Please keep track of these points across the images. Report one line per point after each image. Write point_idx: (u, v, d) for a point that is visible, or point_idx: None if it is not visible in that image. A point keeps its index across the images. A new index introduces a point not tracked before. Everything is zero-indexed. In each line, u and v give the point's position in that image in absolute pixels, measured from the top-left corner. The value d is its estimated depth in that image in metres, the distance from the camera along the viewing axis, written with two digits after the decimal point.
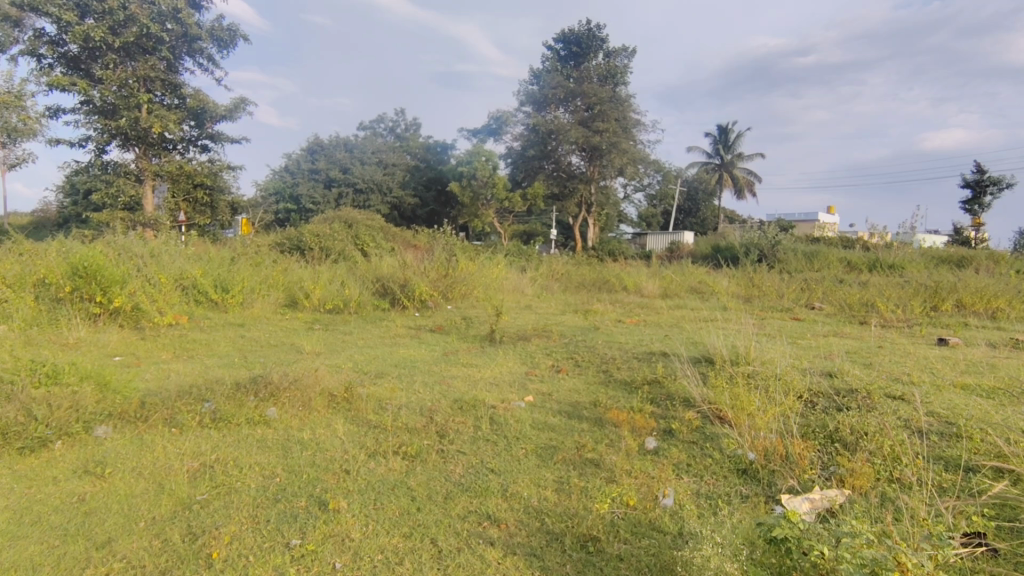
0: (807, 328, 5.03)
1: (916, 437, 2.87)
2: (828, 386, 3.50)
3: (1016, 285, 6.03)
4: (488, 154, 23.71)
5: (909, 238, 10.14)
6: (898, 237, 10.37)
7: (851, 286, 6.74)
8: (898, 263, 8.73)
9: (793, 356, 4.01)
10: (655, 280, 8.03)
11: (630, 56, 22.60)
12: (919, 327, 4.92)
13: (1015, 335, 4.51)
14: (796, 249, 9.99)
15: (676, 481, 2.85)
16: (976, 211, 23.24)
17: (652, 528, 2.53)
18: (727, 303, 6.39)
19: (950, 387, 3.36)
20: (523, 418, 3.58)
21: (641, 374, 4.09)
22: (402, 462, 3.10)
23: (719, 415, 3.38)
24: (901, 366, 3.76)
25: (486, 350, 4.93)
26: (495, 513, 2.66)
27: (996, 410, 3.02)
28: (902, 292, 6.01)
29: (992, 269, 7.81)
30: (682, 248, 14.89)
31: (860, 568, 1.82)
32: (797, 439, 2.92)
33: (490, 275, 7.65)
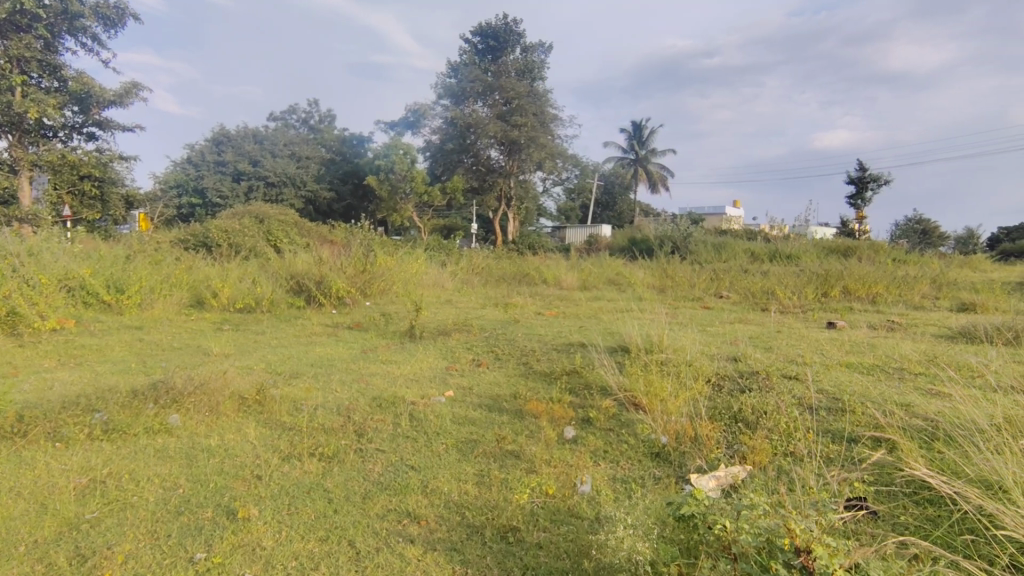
0: (715, 316, 5.32)
1: (808, 413, 3.11)
2: (733, 369, 3.71)
3: (892, 271, 6.66)
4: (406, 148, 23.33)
5: (803, 230, 10.95)
6: (794, 229, 11.19)
7: (754, 275, 7.21)
8: (794, 254, 9.42)
9: (702, 342, 4.23)
10: (574, 272, 8.21)
11: (547, 51, 22.90)
12: (812, 312, 5.34)
13: (891, 317, 5.00)
14: (704, 241, 10.54)
15: (593, 468, 2.94)
16: (861, 204, 25.54)
17: (570, 514, 2.60)
18: (642, 294, 6.64)
19: (836, 366, 3.68)
20: (443, 413, 3.57)
21: (560, 364, 4.18)
22: (318, 464, 3.00)
23: (633, 402, 3.51)
24: (796, 348, 4.06)
25: (405, 346, 4.86)
26: (415, 510, 2.63)
27: (875, 386, 3.33)
28: (797, 281, 6.49)
29: (873, 257, 8.59)
30: (600, 241, 15.31)
31: (756, 537, 1.96)
32: (704, 421, 3.08)
33: (410, 270, 7.54)
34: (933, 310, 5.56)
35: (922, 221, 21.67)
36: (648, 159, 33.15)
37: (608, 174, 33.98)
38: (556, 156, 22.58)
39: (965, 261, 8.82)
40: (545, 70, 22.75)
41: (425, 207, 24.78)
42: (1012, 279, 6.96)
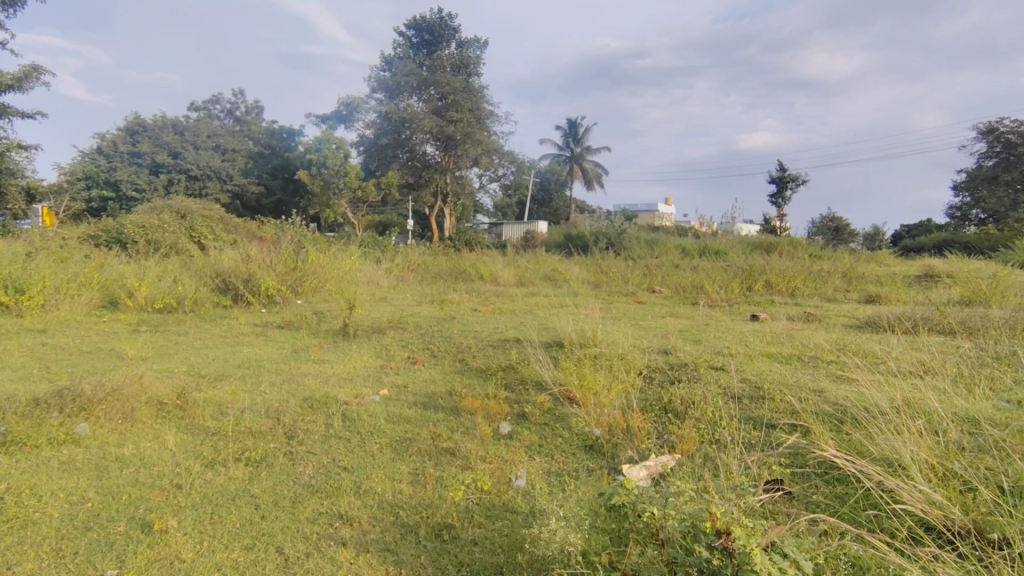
0: (647, 310, 5.49)
1: (732, 402, 3.25)
2: (663, 362, 3.83)
3: (809, 266, 7.07)
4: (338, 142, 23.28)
5: (729, 227, 11.45)
6: (721, 226, 11.69)
7: (684, 271, 7.47)
8: (721, 249, 9.87)
9: (634, 336, 4.34)
10: (510, 269, 8.24)
11: (483, 47, 22.78)
12: (737, 306, 5.59)
13: (807, 309, 5.31)
14: (637, 237, 10.84)
15: (528, 462, 2.96)
16: (782, 202, 27.04)
17: (505, 509, 2.61)
18: (577, 290, 6.76)
19: (759, 356, 3.86)
20: (377, 412, 3.51)
21: (496, 361, 4.19)
22: (244, 469, 2.88)
23: (568, 396, 3.56)
24: (723, 341, 4.24)
25: (338, 345, 4.73)
26: (347, 512, 2.57)
27: (793, 374, 3.53)
28: (724, 276, 6.78)
29: (793, 253, 9.09)
30: (537, 238, 15.46)
31: (682, 523, 2.03)
32: (636, 413, 3.16)
33: (344, 267, 7.35)
34: (844, 302, 5.95)
35: (835, 219, 23.19)
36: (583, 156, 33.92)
37: (544, 171, 34.32)
38: (493, 153, 22.61)
39: (872, 256, 9.50)
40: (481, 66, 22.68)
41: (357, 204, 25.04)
42: (912, 272, 7.56)
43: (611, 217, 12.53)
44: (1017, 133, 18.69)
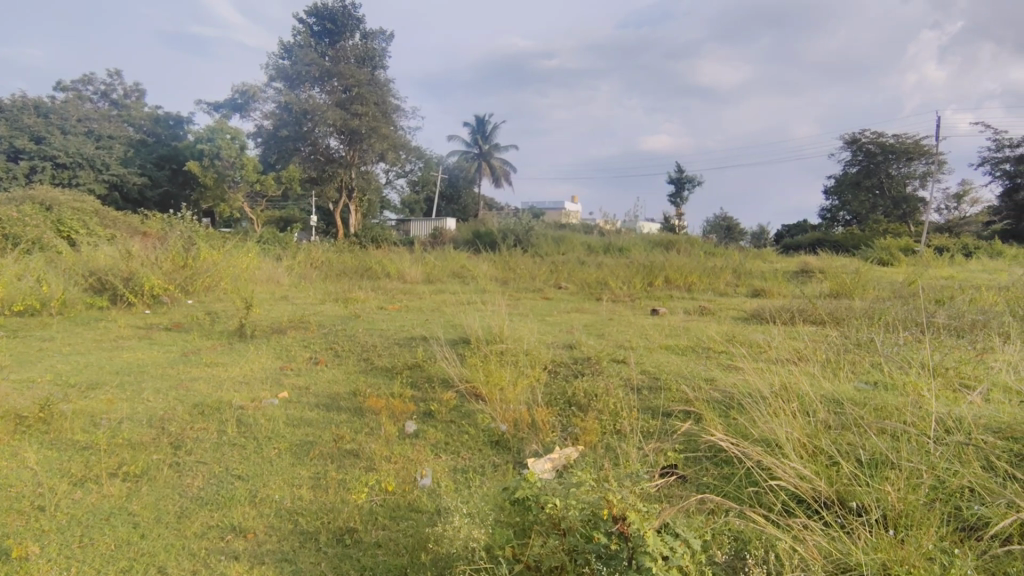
0: (553, 306, 5.62)
1: (631, 392, 3.39)
2: (567, 356, 3.93)
3: (702, 263, 7.54)
4: (233, 132, 21.91)
5: (631, 224, 11.97)
6: (623, 224, 12.19)
7: (588, 267, 7.73)
8: (624, 247, 10.32)
9: (540, 332, 4.43)
10: (417, 265, 8.14)
11: (389, 40, 22.25)
12: (638, 301, 5.86)
13: (701, 303, 5.66)
14: (544, 234, 11.08)
15: (434, 460, 2.94)
16: (679, 202, 28.68)
17: (410, 509, 2.57)
18: (485, 287, 6.80)
19: (656, 348, 4.07)
20: (275, 416, 3.34)
21: (402, 359, 4.12)
22: (122, 485, 2.64)
23: (474, 393, 3.56)
24: (624, 334, 4.43)
25: (233, 347, 4.46)
26: (241, 523, 2.43)
27: (687, 364, 3.74)
28: (626, 272, 7.09)
29: (689, 250, 9.67)
30: (445, 235, 15.36)
31: (582, 512, 2.09)
32: (540, 407, 3.21)
33: (240, 265, 6.93)
34: (733, 296, 6.40)
35: (726, 219, 24.90)
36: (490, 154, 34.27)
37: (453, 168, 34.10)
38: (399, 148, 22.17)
39: (756, 253, 10.31)
40: (387, 59, 22.11)
41: (257, 198, 23.80)
42: (791, 268, 8.27)
43: (519, 214, 12.70)
44: (876, 144, 20.92)
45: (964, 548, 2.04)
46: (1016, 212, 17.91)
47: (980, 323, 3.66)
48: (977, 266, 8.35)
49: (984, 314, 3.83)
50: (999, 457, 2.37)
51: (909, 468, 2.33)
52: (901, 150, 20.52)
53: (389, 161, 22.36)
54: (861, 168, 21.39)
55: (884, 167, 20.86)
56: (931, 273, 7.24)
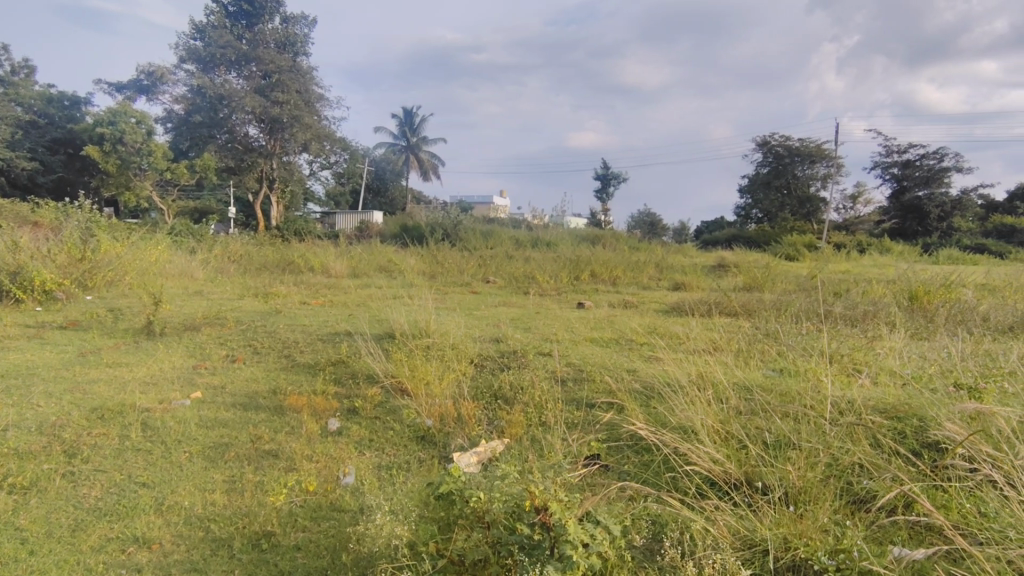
0: (481, 300, 5.63)
1: (557, 383, 3.43)
2: (494, 350, 3.93)
3: (626, 257, 7.77)
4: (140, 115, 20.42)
5: (559, 220, 12.16)
6: (551, 218, 12.35)
7: (517, 261, 7.80)
8: (551, 241, 10.50)
9: (467, 326, 4.42)
10: (343, 259, 7.92)
11: (312, 24, 21.39)
12: (565, 295, 5.98)
13: (625, 297, 5.85)
14: (473, 228, 11.06)
15: (358, 458, 2.87)
16: (606, 198, 29.44)
17: (332, 509, 2.49)
18: (413, 281, 6.72)
19: (582, 340, 4.15)
20: (186, 418, 3.16)
21: (325, 355, 4.00)
22: (6, 499, 2.41)
23: (400, 389, 3.51)
24: (551, 327, 4.50)
25: (139, 345, 4.18)
26: (145, 533, 2.28)
27: (611, 355, 3.85)
28: (554, 266, 7.20)
29: (615, 245, 9.95)
30: (372, 228, 15.00)
31: (507, 504, 2.10)
32: (467, 401, 3.20)
33: (147, 258, 6.50)
34: (655, 290, 6.65)
35: (651, 215, 25.77)
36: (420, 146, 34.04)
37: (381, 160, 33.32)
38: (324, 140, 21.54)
39: (677, 248, 10.75)
40: (309, 44, 21.23)
41: (169, 187, 22.35)
42: (709, 262, 8.67)
43: (447, 208, 12.60)
44: (783, 146, 22.16)
45: (855, 520, 2.22)
46: (902, 212, 19.59)
47: (871, 313, 3.99)
48: (868, 261, 9.08)
49: (874, 305, 4.18)
50: (886, 435, 2.59)
51: (809, 448, 2.50)
52: (805, 153, 21.83)
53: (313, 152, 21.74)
54: (771, 169, 22.70)
55: (792, 168, 22.23)
56: (832, 268, 7.81)
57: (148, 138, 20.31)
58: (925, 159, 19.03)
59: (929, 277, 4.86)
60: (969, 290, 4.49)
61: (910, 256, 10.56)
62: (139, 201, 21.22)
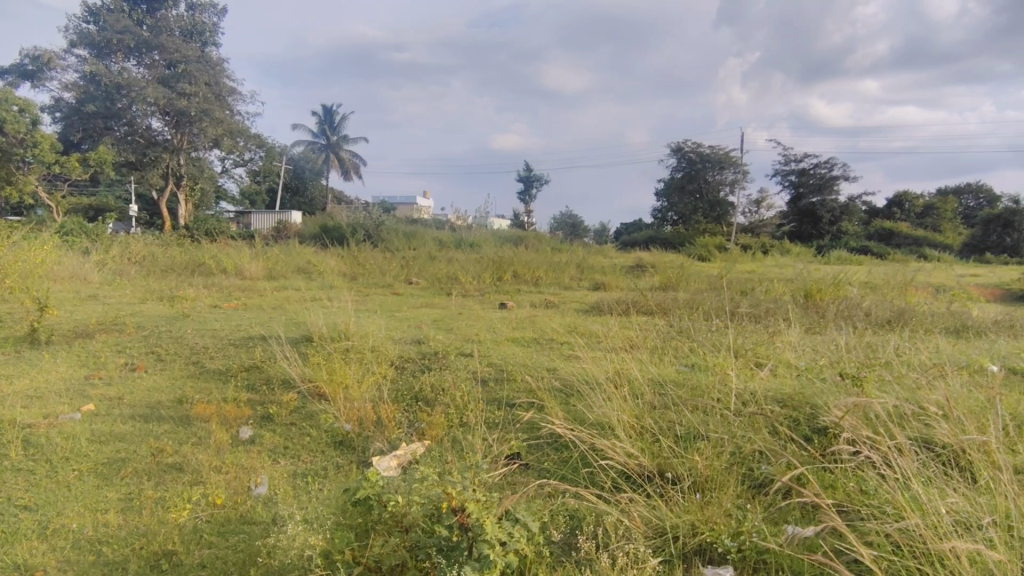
0: (403, 301, 5.56)
1: (478, 382, 3.42)
2: (415, 352, 3.88)
3: (547, 258, 7.91)
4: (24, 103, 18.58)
5: (483, 220, 12.22)
6: (474, 219, 12.36)
7: (439, 262, 7.77)
8: (474, 242, 10.54)
9: (388, 328, 4.36)
10: (258, 261, 7.59)
11: (222, 13, 20.25)
12: (488, 296, 6.02)
13: (546, 297, 5.97)
14: (396, 229, 10.92)
15: (271, 467, 2.75)
16: (529, 199, 29.91)
17: (242, 522, 2.37)
18: (334, 282, 6.55)
19: (504, 340, 4.18)
20: (77, 432, 2.92)
21: (237, 361, 3.81)
22: None
23: (318, 393, 3.40)
24: (473, 328, 4.51)
25: (21, 356, 3.82)
26: (26, 561, 2.09)
27: (533, 353, 3.90)
28: (477, 267, 7.24)
29: (537, 246, 10.14)
30: (289, 228, 14.46)
31: (425, 506, 2.08)
32: (386, 404, 3.15)
33: (33, 261, 5.95)
34: (576, 290, 6.82)
35: (572, 216, 26.34)
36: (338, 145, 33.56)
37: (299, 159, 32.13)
38: (234, 134, 20.37)
39: (598, 249, 11.08)
40: (218, 33, 20.02)
41: (60, 182, 20.51)
42: (627, 262, 9.00)
43: (369, 208, 12.36)
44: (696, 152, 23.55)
45: (755, 503, 2.37)
46: (799, 216, 21.10)
47: (771, 310, 4.29)
48: (770, 261, 9.74)
49: (775, 302, 4.50)
50: (782, 423, 2.77)
51: (715, 438, 2.64)
52: (715, 159, 23.15)
53: (222, 148, 20.62)
54: (685, 173, 23.78)
55: (703, 172, 23.38)
56: (739, 268, 8.33)
57: (33, 128, 18.51)
58: (818, 166, 20.68)
59: (821, 277, 5.28)
60: (854, 288, 4.93)
61: (805, 257, 11.43)
62: (25, 197, 19.32)
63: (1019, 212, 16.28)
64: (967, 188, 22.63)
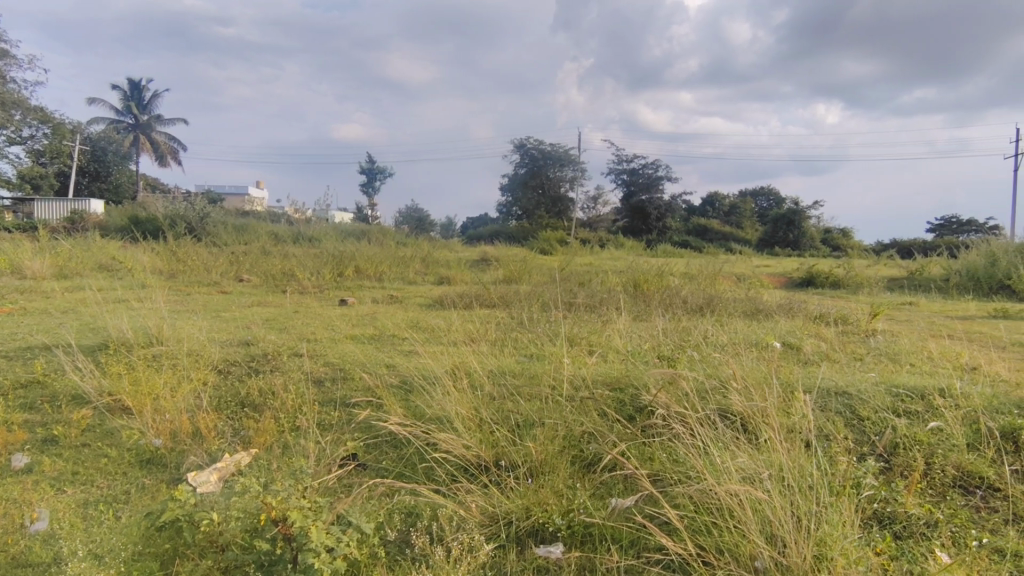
0: (230, 300, 5.09)
1: (313, 384, 3.22)
2: (243, 354, 3.56)
3: (392, 253, 7.77)
4: None
5: (323, 213, 11.66)
6: (314, 213, 11.71)
7: (274, 257, 7.25)
8: (314, 237, 10.04)
9: (211, 330, 3.96)
10: (44, 257, 6.46)
11: None
12: (326, 292, 5.75)
13: (389, 292, 5.84)
14: (224, 222, 9.99)
15: (55, 497, 2.33)
16: (373, 193, 29.13)
17: (14, 566, 1.93)
18: (145, 280, 5.82)
19: (343, 338, 4.00)
20: None
21: (10, 376, 3.21)
22: None
23: (120, 407, 2.98)
24: (310, 326, 4.27)
25: None
26: None
27: (373, 350, 3.78)
28: (315, 263, 6.88)
29: (382, 240, 9.92)
30: (86, 220, 12.55)
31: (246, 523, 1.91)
32: (205, 414, 2.85)
33: None
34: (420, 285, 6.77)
35: (417, 208, 25.96)
36: (149, 126, 30.27)
37: (104, 141, 28.01)
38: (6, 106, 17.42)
39: (443, 243, 11.11)
40: None
41: None
42: (473, 256, 9.14)
43: (188, 198, 11.15)
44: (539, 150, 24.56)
45: (584, 482, 2.50)
46: (630, 213, 22.90)
47: (605, 300, 4.61)
48: (605, 255, 10.46)
49: (608, 293, 4.84)
50: (609, 404, 2.96)
51: (549, 423, 2.74)
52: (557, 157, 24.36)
53: None
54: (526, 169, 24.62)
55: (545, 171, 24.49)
56: (576, 262, 8.88)
57: None
58: (646, 167, 22.66)
59: (646, 269, 5.78)
60: (673, 279, 5.48)
61: (634, 251, 12.45)
62: None
63: (798, 213, 19.12)
64: (762, 192, 26.34)
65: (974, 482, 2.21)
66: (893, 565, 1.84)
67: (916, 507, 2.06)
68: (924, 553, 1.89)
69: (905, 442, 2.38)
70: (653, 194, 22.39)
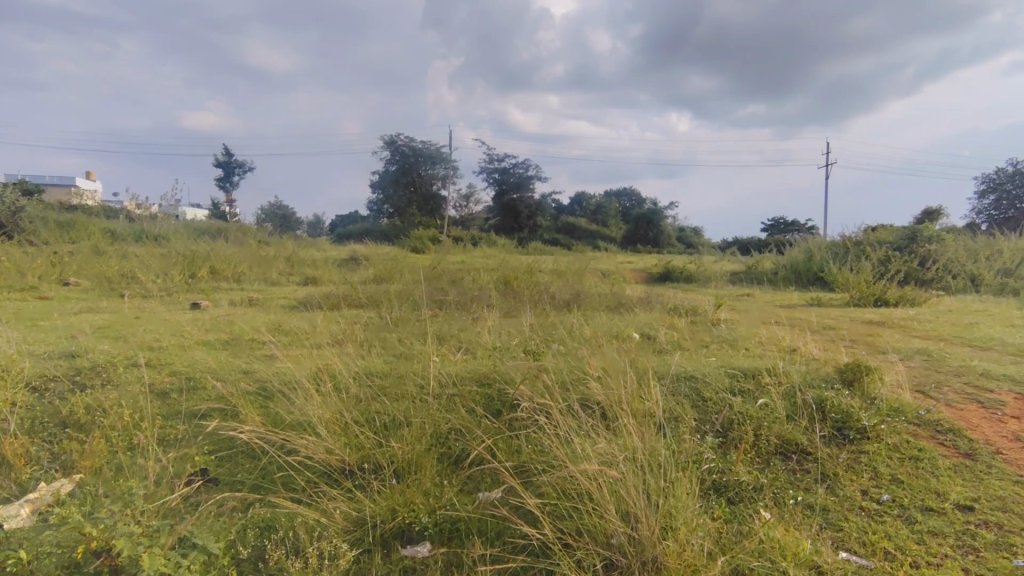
0: (50, 308, 4.44)
1: (154, 396, 2.91)
2: (66, 368, 3.13)
3: (252, 253, 7.27)
4: None
5: (171, 209, 10.61)
6: (161, 209, 10.59)
7: (110, 259, 6.48)
8: (162, 235, 9.11)
9: (26, 342, 3.45)
10: None
11: None
12: (174, 296, 5.24)
13: (247, 294, 5.45)
14: (44, 219, 8.74)
15: None
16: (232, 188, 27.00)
17: None
18: None
19: (193, 344, 3.67)
20: None
21: None
22: None
23: None
24: (153, 333, 3.87)
25: None
26: None
27: (227, 355, 3.51)
28: (160, 263, 6.25)
29: (240, 239, 9.24)
30: None
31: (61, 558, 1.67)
32: (15, 438, 2.46)
33: None
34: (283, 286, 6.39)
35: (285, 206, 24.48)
36: None
37: None
38: None
39: (310, 241, 10.59)
40: None
41: None
42: (342, 255, 8.82)
43: None
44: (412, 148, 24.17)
45: (451, 478, 2.50)
46: (502, 212, 23.30)
47: (476, 297, 4.67)
48: (478, 253, 10.60)
49: (480, 290, 4.91)
50: (478, 400, 2.98)
51: (416, 423, 2.70)
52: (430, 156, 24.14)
53: None
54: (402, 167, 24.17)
55: (421, 169, 24.20)
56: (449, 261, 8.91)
57: None
58: (517, 167, 23.19)
59: (516, 266, 5.93)
60: (542, 275, 5.67)
61: (507, 249, 12.75)
62: None
63: (656, 214, 20.76)
64: (626, 192, 28.22)
65: (791, 448, 2.51)
66: (726, 529, 2.04)
67: (745, 474, 2.30)
68: (752, 515, 2.11)
69: (738, 418, 2.65)
70: (524, 193, 22.97)
